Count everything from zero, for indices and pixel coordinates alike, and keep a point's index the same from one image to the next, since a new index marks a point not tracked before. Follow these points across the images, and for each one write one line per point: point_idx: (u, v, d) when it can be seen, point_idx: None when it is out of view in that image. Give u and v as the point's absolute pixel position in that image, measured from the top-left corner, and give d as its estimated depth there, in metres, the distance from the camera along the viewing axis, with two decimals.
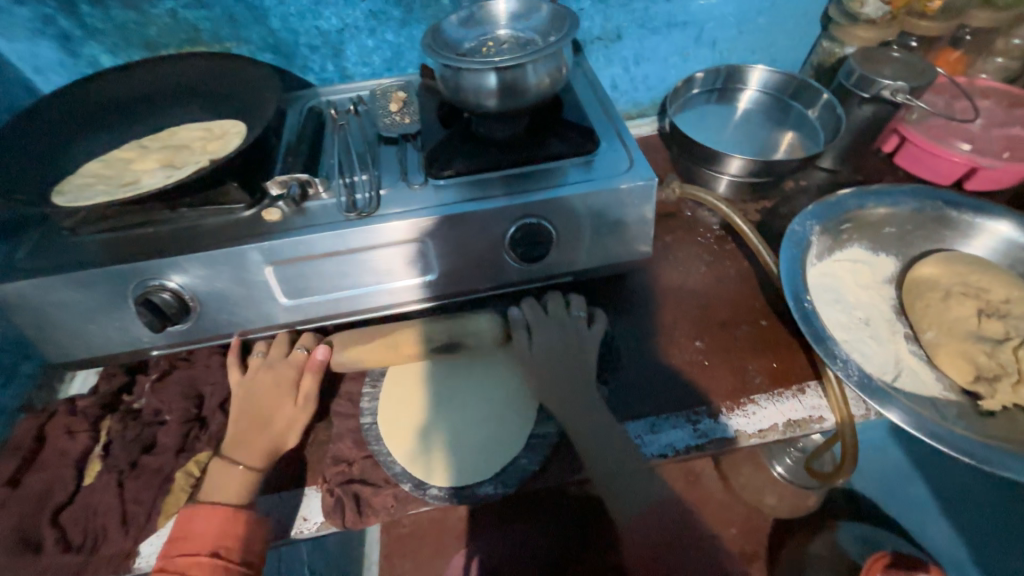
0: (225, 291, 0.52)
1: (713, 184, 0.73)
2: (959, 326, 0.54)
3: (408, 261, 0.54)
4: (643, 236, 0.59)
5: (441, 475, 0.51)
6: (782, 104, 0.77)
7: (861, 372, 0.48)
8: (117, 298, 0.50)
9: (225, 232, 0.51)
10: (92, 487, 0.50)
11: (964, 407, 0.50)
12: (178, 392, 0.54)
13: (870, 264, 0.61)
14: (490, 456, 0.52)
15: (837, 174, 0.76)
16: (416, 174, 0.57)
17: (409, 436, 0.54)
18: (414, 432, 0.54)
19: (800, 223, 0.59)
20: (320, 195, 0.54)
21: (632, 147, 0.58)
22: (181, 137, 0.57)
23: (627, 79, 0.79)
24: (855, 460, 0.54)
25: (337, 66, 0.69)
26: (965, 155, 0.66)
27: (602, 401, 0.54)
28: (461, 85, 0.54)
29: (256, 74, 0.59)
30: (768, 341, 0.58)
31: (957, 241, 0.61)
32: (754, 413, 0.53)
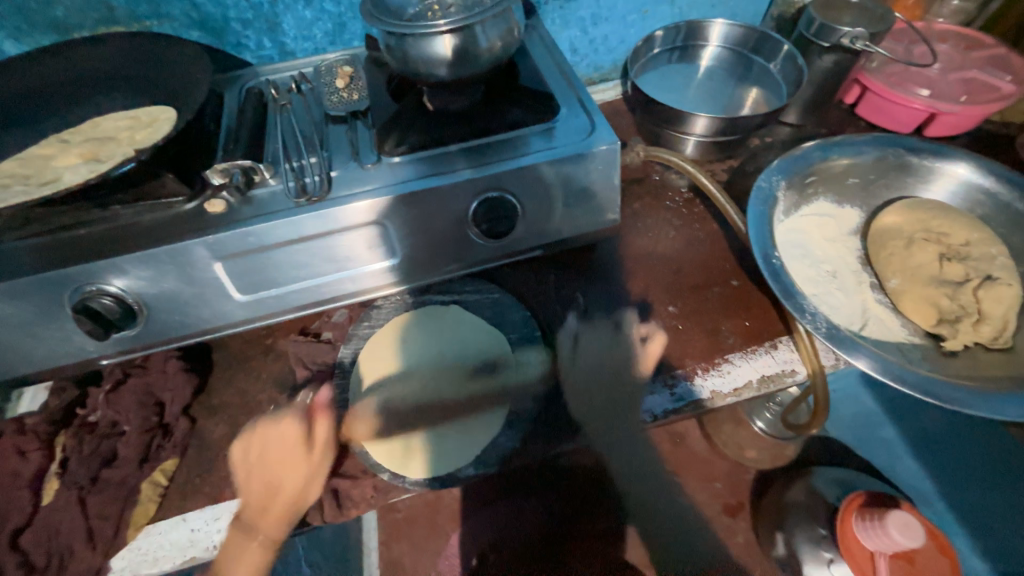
0: (173, 291, 0.48)
1: (679, 146, 0.71)
2: (920, 272, 0.55)
3: (368, 245, 0.52)
4: (611, 204, 0.57)
5: (418, 463, 0.50)
6: (743, 59, 0.76)
7: (829, 323, 0.48)
8: (53, 307, 0.46)
9: (166, 228, 0.48)
10: (52, 506, 0.47)
11: (928, 349, 0.52)
12: (135, 401, 0.51)
13: (836, 216, 0.61)
14: (469, 435, 0.52)
15: (801, 128, 0.75)
16: (368, 153, 0.54)
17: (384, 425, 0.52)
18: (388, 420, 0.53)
19: (767, 178, 0.58)
20: (266, 182, 0.51)
21: (593, 110, 0.56)
22: (105, 128, 0.53)
23: (586, 41, 0.77)
24: (827, 410, 0.55)
25: (275, 41, 0.64)
26: (924, 100, 0.66)
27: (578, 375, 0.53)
28: (407, 55, 0.50)
29: (182, 54, 0.54)
30: (739, 300, 0.58)
31: (918, 187, 0.62)
32: (728, 372, 0.53)
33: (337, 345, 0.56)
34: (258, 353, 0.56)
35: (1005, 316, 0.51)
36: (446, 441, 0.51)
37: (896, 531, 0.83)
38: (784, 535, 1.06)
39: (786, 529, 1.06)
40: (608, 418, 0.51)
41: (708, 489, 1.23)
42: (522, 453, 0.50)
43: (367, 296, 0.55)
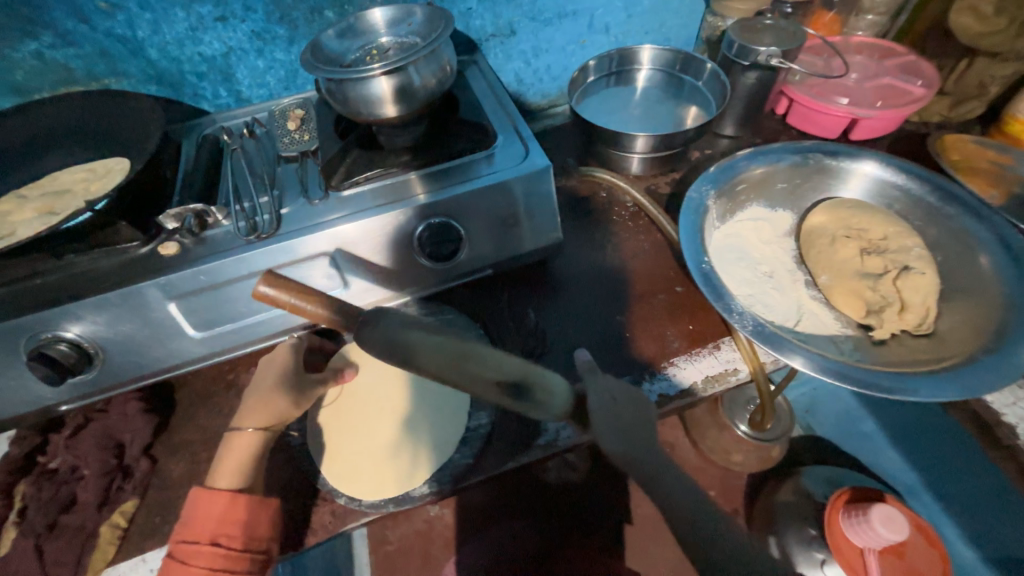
0: (129, 333, 0.50)
1: (624, 163, 0.75)
2: (847, 266, 0.58)
3: (320, 276, 0.54)
4: (554, 221, 0.61)
5: (423, 473, 0.52)
6: (677, 79, 0.81)
7: (755, 321, 0.50)
8: (8, 357, 0.48)
9: (121, 272, 0.50)
10: (9, 557, 0.47)
11: (860, 339, 0.54)
12: (95, 444, 0.52)
13: (770, 219, 0.65)
14: (443, 439, 0.54)
15: (739, 139, 0.80)
16: (317, 189, 0.56)
17: (370, 457, 0.54)
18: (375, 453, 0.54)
19: (697, 188, 0.61)
20: (219, 223, 0.53)
21: (528, 136, 0.59)
22: (63, 181, 0.55)
23: (531, 71, 0.81)
24: (771, 403, 0.57)
25: (230, 90, 0.68)
26: (844, 108, 0.71)
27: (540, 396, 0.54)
28: (348, 97, 0.53)
29: (136, 109, 0.57)
30: (682, 305, 0.61)
31: (839, 188, 0.66)
32: (674, 375, 0.55)
33: None
34: (218, 389, 0.57)
35: (924, 303, 0.54)
36: (432, 440, 0.54)
37: (880, 524, 0.84)
38: (776, 539, 1.06)
39: (778, 533, 1.05)
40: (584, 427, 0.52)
41: None
42: (476, 468, 0.51)
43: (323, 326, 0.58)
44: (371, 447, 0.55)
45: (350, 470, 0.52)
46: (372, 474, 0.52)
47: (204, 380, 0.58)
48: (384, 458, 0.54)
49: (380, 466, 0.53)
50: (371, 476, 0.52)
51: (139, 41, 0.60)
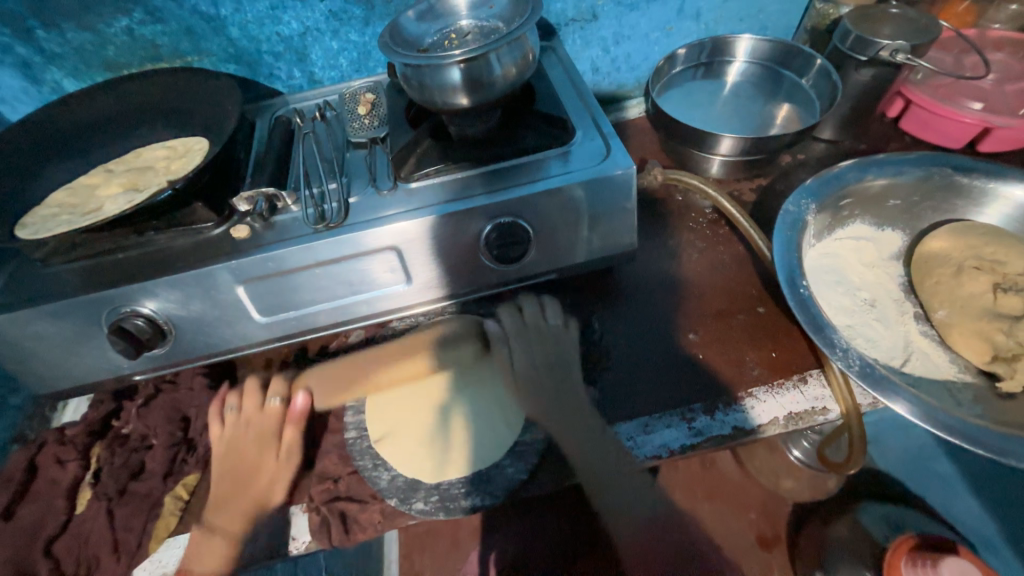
0: (199, 313, 0.51)
1: (704, 166, 0.69)
2: (973, 303, 0.50)
3: (385, 269, 0.52)
4: (629, 228, 0.56)
5: (456, 467, 0.51)
6: (773, 74, 0.73)
7: (862, 360, 0.44)
8: (92, 328, 0.49)
9: (195, 252, 0.50)
10: (84, 515, 0.50)
11: (981, 389, 0.47)
12: (162, 416, 0.54)
13: (874, 240, 0.57)
14: (490, 439, 0.52)
15: (838, 145, 0.71)
16: (386, 180, 0.55)
17: (418, 435, 0.54)
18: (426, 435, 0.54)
19: (795, 202, 0.55)
20: (288, 208, 0.53)
21: (609, 133, 0.55)
22: (146, 158, 0.56)
23: (609, 60, 0.76)
24: (863, 450, 0.51)
25: (303, 71, 0.67)
26: (976, 115, 0.61)
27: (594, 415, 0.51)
28: (424, 83, 0.50)
29: (217, 87, 0.57)
30: (766, 329, 0.55)
31: (970, 210, 0.57)
32: (752, 408, 0.50)
33: (352, 365, 0.57)
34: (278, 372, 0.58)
35: None
36: (476, 436, 0.53)
37: None
38: None
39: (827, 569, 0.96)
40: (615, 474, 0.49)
41: (743, 520, 1.14)
42: (530, 484, 0.49)
43: (380, 319, 0.56)
44: (411, 424, 0.55)
45: (385, 446, 0.53)
46: (408, 449, 0.53)
47: (264, 360, 0.59)
48: (419, 439, 0.53)
49: (415, 444, 0.53)
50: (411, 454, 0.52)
51: (222, 19, 0.60)
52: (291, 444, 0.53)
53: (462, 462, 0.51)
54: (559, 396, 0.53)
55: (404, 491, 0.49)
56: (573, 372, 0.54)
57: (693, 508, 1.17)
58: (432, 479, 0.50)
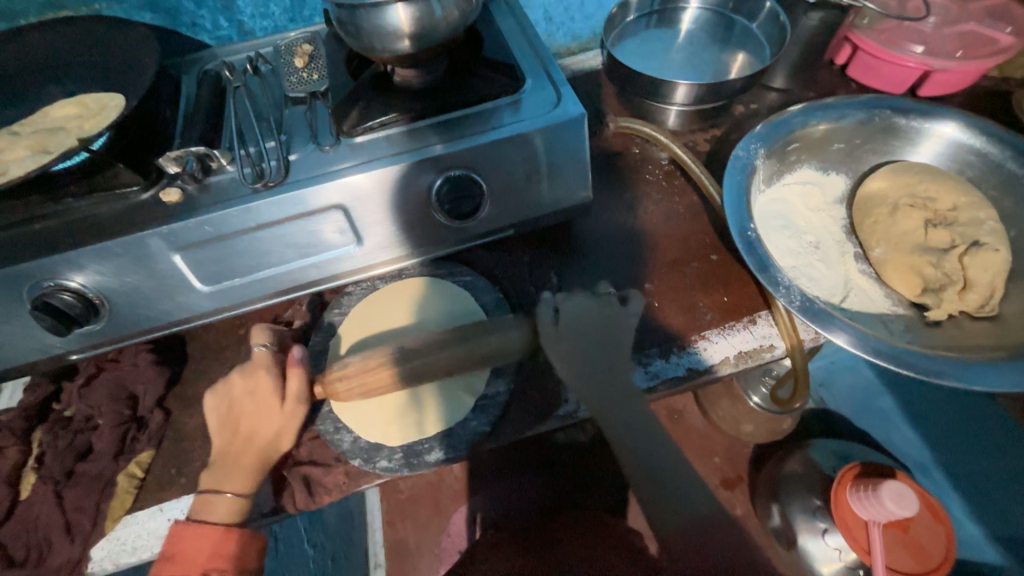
0: (134, 285, 0.48)
1: (660, 117, 0.68)
2: (906, 239, 0.53)
3: (334, 229, 0.50)
4: (584, 179, 0.55)
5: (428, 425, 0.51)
6: (725, 20, 0.72)
7: (803, 296, 0.46)
8: (12, 305, 0.46)
9: (122, 219, 0.47)
10: (31, 500, 0.47)
11: (911, 319, 0.50)
12: (107, 395, 0.51)
13: (820, 184, 0.59)
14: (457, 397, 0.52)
15: (789, 93, 0.72)
16: (328, 135, 0.52)
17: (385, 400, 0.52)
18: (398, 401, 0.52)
19: (745, 147, 0.56)
20: (223, 168, 0.49)
21: (560, 81, 0.54)
22: (55, 118, 0.51)
23: (562, 8, 0.73)
24: (807, 384, 0.54)
25: (231, 20, 0.62)
26: (916, 58, 0.63)
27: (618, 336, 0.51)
28: (360, 28, 0.47)
29: (130, 37, 0.52)
30: (718, 275, 0.57)
31: (905, 150, 0.59)
32: (705, 349, 0.52)
33: (307, 332, 0.56)
34: (230, 344, 0.56)
35: (991, 283, 0.49)
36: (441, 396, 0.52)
37: (890, 500, 0.79)
38: (779, 507, 1.05)
39: (782, 502, 1.04)
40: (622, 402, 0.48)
41: (706, 465, 1.21)
42: (493, 436, 0.50)
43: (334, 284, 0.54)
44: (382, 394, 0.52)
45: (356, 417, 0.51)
46: (387, 418, 0.51)
47: (214, 333, 0.57)
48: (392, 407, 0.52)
49: (385, 411, 0.52)
50: (378, 418, 0.51)
51: None
52: (298, 390, 0.49)
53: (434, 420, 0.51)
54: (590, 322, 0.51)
55: (368, 454, 0.50)
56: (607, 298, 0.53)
57: None
58: (398, 442, 0.50)
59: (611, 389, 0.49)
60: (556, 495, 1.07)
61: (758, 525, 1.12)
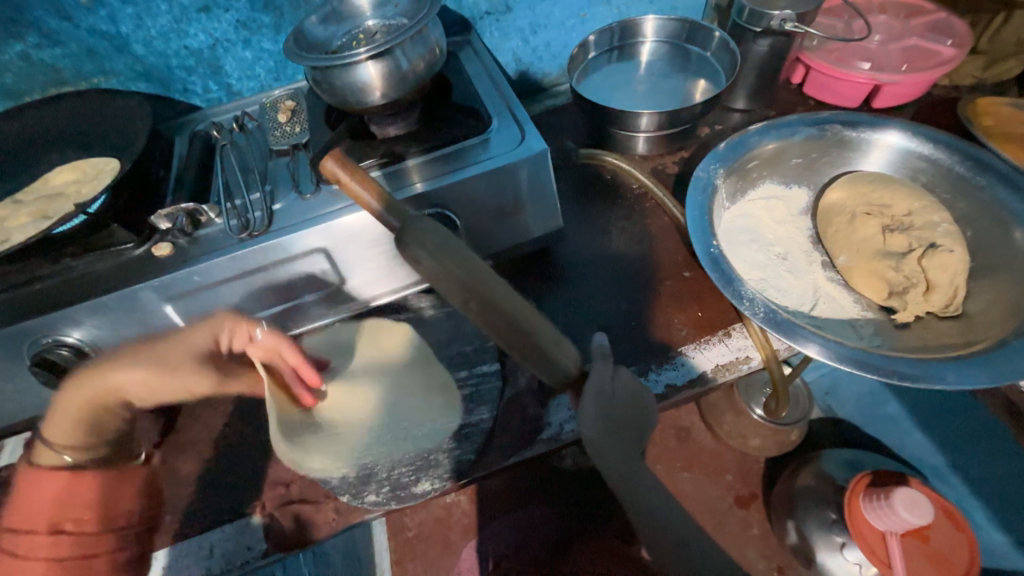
0: (129, 336, 0.50)
1: (629, 144, 0.72)
2: (866, 246, 0.55)
3: (319, 271, 0.53)
4: (554, 208, 0.59)
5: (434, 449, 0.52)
6: (683, 50, 0.76)
7: (767, 308, 0.48)
8: (13, 363, 0.48)
9: (117, 275, 0.49)
10: None
11: (881, 323, 0.51)
12: None
13: (783, 198, 0.61)
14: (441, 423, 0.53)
15: (751, 113, 0.75)
16: (308, 183, 0.55)
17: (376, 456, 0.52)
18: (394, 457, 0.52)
19: (705, 167, 0.58)
20: (212, 221, 0.52)
21: (524, 119, 0.57)
22: (55, 184, 0.55)
23: (529, 50, 0.78)
24: (788, 392, 0.55)
25: (220, 84, 0.66)
26: (865, 73, 0.67)
27: (644, 406, 0.49)
28: (334, 86, 0.51)
29: (125, 107, 0.56)
30: (692, 291, 0.58)
31: (859, 161, 0.62)
32: (683, 364, 0.53)
33: None
34: None
35: (953, 283, 0.50)
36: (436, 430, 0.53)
37: (904, 509, 0.78)
38: (794, 523, 1.02)
39: (797, 517, 1.01)
40: (623, 450, 0.47)
41: (717, 483, 1.18)
42: (480, 464, 0.50)
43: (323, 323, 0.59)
44: (376, 457, 0.52)
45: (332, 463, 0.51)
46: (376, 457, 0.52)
47: None
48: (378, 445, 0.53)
49: (384, 470, 0.51)
50: (374, 476, 0.51)
51: (124, 37, 0.59)
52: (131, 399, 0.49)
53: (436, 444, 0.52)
54: (627, 429, 0.47)
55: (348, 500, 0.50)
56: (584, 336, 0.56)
57: (673, 478, 1.21)
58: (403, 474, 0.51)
59: (630, 465, 0.47)
60: (567, 523, 1.06)
61: (776, 544, 1.09)
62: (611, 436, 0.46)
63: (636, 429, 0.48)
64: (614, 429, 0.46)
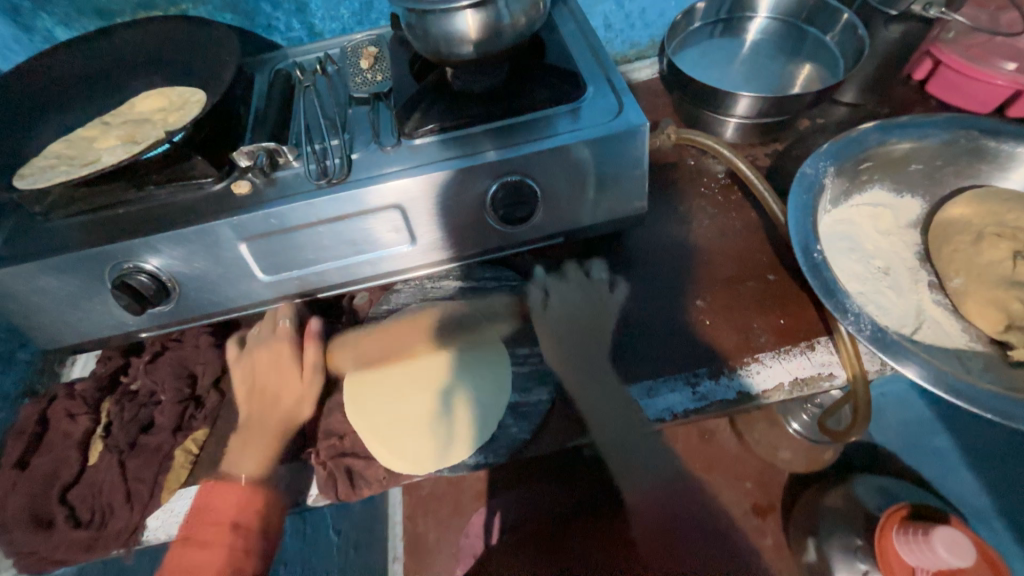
0: (202, 271, 0.50)
1: (718, 129, 0.66)
2: (989, 271, 0.49)
3: (389, 228, 0.51)
4: (639, 191, 0.54)
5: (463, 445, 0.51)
6: (797, 30, 0.70)
7: (874, 326, 0.43)
8: (96, 283, 0.49)
9: (197, 208, 0.49)
10: (97, 466, 0.51)
11: (992, 357, 0.47)
12: (169, 372, 0.54)
13: (894, 206, 0.56)
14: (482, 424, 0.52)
15: (859, 109, 0.68)
16: (389, 136, 0.53)
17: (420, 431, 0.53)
18: (434, 435, 0.52)
19: (813, 164, 0.53)
20: (290, 164, 0.51)
21: (622, 90, 0.53)
22: (140, 109, 0.55)
23: (622, 16, 0.72)
24: (868, 419, 0.51)
25: (303, 22, 0.64)
26: (1008, 76, 0.59)
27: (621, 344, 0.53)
28: (428, 33, 0.48)
29: (213, 36, 0.55)
30: (775, 297, 0.54)
31: (995, 175, 0.56)
32: (758, 373, 0.50)
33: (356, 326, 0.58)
34: None
35: None
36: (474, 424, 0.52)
37: (943, 547, 0.71)
38: (816, 542, 0.99)
39: (820, 538, 0.97)
40: (604, 384, 0.50)
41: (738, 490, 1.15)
42: (534, 444, 0.50)
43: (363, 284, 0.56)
44: (416, 433, 0.53)
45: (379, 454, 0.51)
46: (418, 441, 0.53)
47: None
48: (417, 428, 0.53)
49: (422, 444, 0.52)
50: (414, 446, 0.52)
51: None
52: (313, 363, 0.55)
53: (469, 443, 0.51)
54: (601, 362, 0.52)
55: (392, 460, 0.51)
56: (648, 328, 0.53)
57: None
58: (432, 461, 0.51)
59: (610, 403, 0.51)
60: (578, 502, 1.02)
61: (790, 559, 1.05)
62: (590, 397, 0.50)
63: (601, 349, 0.53)
64: (596, 368, 0.51)
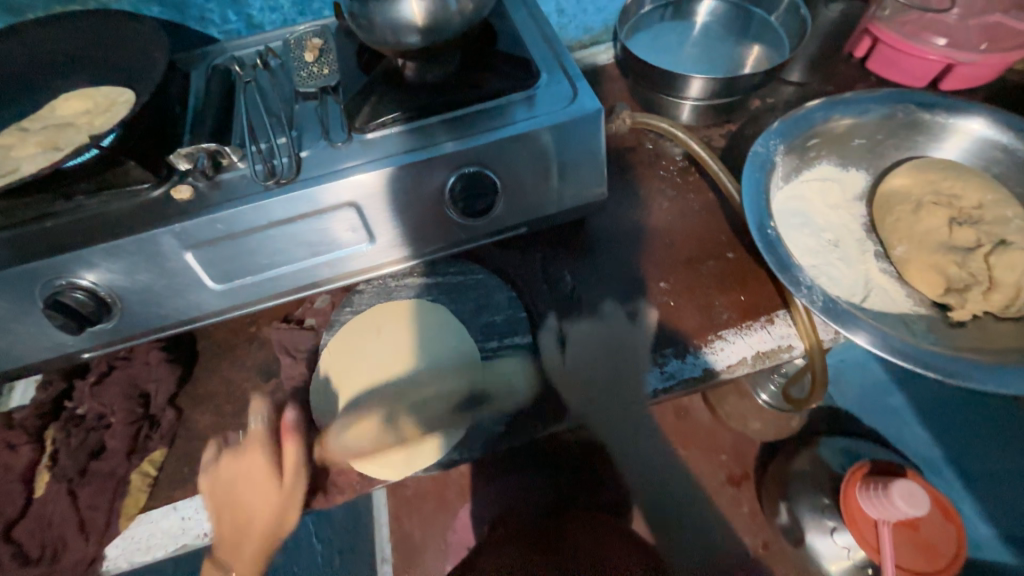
0: (146, 283, 0.47)
1: (674, 112, 0.67)
2: (929, 238, 0.52)
3: (346, 228, 0.49)
4: (599, 177, 0.54)
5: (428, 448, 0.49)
6: (741, 11, 0.71)
7: (825, 296, 0.45)
8: (26, 303, 0.46)
9: (134, 217, 0.46)
10: (45, 498, 0.48)
11: (934, 320, 0.49)
12: (119, 393, 0.51)
13: (840, 180, 0.58)
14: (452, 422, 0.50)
15: (806, 87, 0.70)
16: (339, 132, 0.51)
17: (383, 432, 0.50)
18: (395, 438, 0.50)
19: (763, 143, 0.55)
20: (234, 165, 0.49)
21: (576, 75, 0.53)
22: (63, 113, 0.51)
23: (574, 1, 0.72)
24: (824, 385, 0.53)
25: (239, 14, 0.61)
26: (939, 51, 0.62)
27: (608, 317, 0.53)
28: (373, 23, 0.46)
29: (139, 31, 0.51)
30: (735, 274, 0.56)
31: (929, 146, 0.59)
32: (722, 349, 0.51)
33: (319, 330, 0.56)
34: (241, 342, 0.56)
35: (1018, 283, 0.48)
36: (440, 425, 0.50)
37: (901, 499, 0.76)
38: (787, 505, 1.03)
39: (790, 500, 1.02)
40: (595, 356, 0.52)
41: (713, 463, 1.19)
42: (509, 436, 0.49)
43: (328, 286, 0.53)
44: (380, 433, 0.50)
45: (353, 461, 0.49)
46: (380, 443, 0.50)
47: (225, 332, 0.56)
48: (383, 430, 0.50)
49: (382, 447, 0.49)
50: (374, 448, 0.49)
51: None
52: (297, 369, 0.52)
53: (433, 447, 0.49)
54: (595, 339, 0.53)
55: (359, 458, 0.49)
56: (615, 313, 0.54)
57: None
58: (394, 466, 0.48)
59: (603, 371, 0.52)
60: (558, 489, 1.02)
61: (765, 523, 1.10)
62: (581, 369, 0.52)
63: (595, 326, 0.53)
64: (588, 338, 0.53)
